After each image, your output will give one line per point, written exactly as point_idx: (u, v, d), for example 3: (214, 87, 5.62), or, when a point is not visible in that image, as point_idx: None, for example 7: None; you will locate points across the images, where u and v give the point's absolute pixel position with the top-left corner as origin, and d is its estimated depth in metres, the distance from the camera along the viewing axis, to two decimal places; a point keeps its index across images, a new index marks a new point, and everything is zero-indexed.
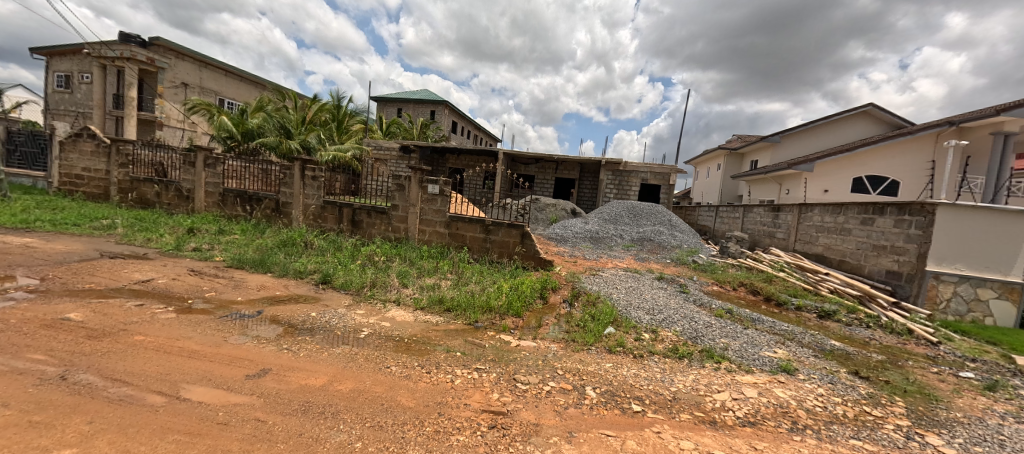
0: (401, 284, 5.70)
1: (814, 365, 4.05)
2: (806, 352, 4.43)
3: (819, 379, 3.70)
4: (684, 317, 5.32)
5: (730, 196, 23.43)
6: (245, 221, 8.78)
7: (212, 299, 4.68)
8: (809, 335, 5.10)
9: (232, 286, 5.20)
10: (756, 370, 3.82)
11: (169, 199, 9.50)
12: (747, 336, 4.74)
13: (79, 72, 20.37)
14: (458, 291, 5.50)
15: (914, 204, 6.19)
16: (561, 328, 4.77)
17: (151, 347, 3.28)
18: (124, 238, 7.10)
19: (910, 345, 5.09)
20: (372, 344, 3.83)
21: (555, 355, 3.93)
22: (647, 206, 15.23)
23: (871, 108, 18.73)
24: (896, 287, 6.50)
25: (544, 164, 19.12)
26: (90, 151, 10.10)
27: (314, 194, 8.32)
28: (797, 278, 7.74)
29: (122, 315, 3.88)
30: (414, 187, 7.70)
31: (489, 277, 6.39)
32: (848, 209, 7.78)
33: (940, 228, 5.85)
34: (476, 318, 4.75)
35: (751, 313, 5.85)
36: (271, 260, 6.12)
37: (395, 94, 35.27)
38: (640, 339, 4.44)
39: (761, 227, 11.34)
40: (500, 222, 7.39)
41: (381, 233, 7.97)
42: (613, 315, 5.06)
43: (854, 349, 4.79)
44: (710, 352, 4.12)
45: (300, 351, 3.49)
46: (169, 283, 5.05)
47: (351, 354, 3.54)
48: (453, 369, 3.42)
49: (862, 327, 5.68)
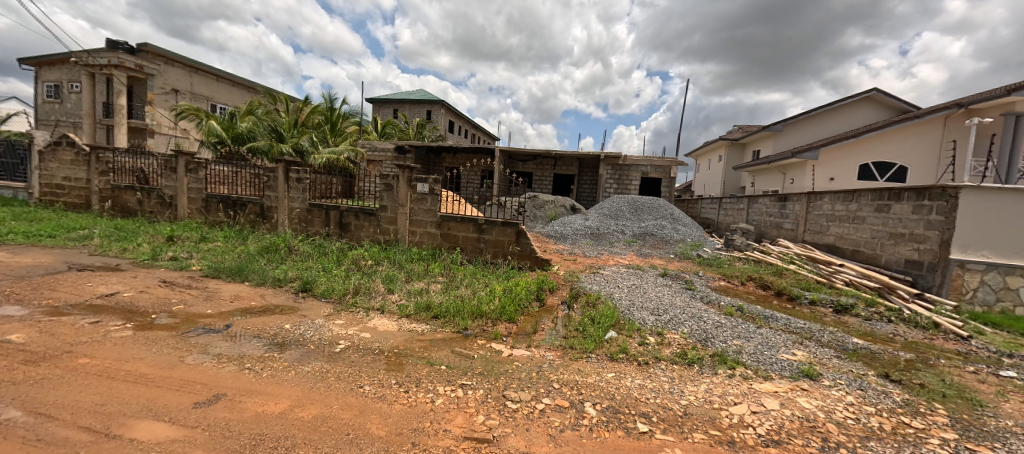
0: (386, 290, 5.32)
1: (839, 368, 3.62)
2: (827, 353, 4.01)
3: (847, 385, 3.29)
4: (691, 316, 4.94)
5: (733, 187, 22.96)
6: (229, 226, 8.44)
7: (178, 313, 4.31)
8: (829, 333, 4.69)
9: (203, 297, 4.83)
10: (775, 376, 3.41)
11: (151, 207, 9.16)
12: (761, 337, 4.33)
13: (68, 82, 20.05)
14: (446, 296, 5.11)
15: (934, 188, 5.78)
16: (559, 333, 4.37)
17: (94, 372, 2.93)
18: (98, 249, 6.76)
19: (938, 341, 4.69)
20: (347, 359, 3.45)
21: (550, 366, 3.54)
22: (649, 200, 14.82)
23: (874, 93, 18.23)
24: (917, 277, 6.07)
25: (541, 161, 18.76)
26: (70, 160, 9.78)
27: (300, 197, 7.96)
28: (809, 270, 7.31)
29: (71, 334, 3.53)
30: (403, 186, 7.31)
31: (481, 279, 6.00)
32: (861, 196, 7.35)
33: (964, 213, 5.42)
34: (465, 325, 4.36)
35: (764, 310, 5.45)
36: (249, 267, 5.75)
37: (390, 95, 34.91)
38: (644, 344, 4.04)
39: (768, 217, 10.90)
40: (494, 220, 7.02)
41: (371, 235, 7.61)
42: (615, 317, 4.66)
43: (879, 347, 4.38)
44: (722, 357, 3.72)
45: (263, 371, 3.11)
46: (135, 297, 4.68)
47: (321, 372, 3.16)
48: (434, 387, 3.05)
49: (883, 321, 5.29)
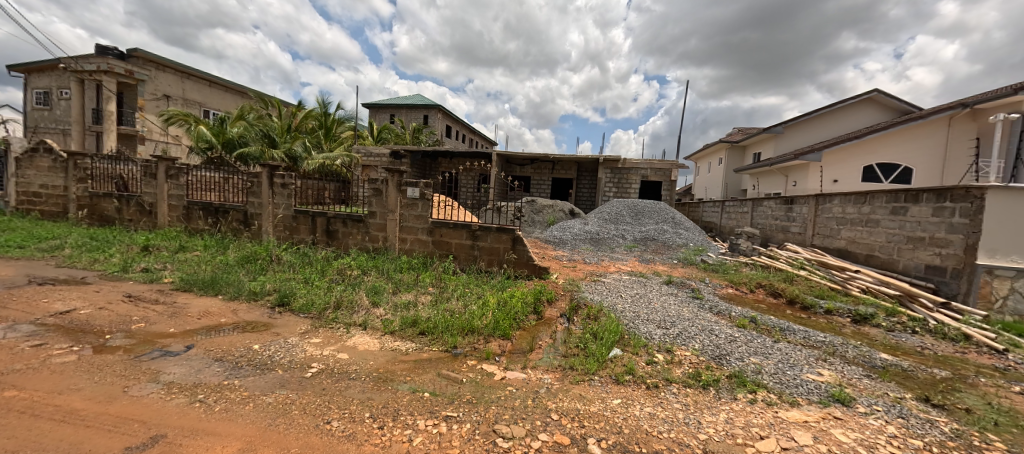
0: (371, 303, 4.90)
1: (872, 391, 3.22)
2: (856, 372, 3.61)
3: (886, 413, 2.89)
4: (701, 330, 4.54)
5: (734, 190, 22.64)
6: (211, 235, 8.04)
7: (136, 333, 3.89)
8: (853, 347, 4.29)
9: (168, 314, 4.41)
10: (803, 402, 3.01)
11: (130, 215, 8.76)
12: (780, 353, 3.93)
13: (57, 88, 19.69)
14: (435, 310, 4.68)
15: (956, 189, 5.43)
16: (558, 351, 3.97)
17: (15, 408, 2.51)
18: (66, 260, 6.34)
19: (971, 354, 4.30)
20: (317, 386, 3.04)
21: (548, 391, 3.14)
22: (649, 204, 14.44)
23: (876, 94, 17.99)
24: (940, 284, 5.69)
25: (540, 165, 18.43)
26: (47, 167, 9.39)
27: (284, 203, 7.56)
28: (821, 276, 6.94)
29: (5, 360, 3.12)
30: (392, 191, 6.93)
31: (474, 290, 5.60)
32: (874, 198, 6.99)
33: (992, 216, 5.07)
34: (454, 342, 3.95)
35: (779, 321, 5.06)
36: (224, 280, 5.33)
37: (387, 101, 34.68)
38: (653, 364, 3.63)
39: (773, 221, 10.54)
40: (488, 226, 6.63)
41: (358, 243, 7.23)
42: (619, 332, 4.25)
43: (911, 363, 3.97)
44: (741, 379, 3.31)
45: (217, 404, 2.70)
46: (92, 314, 4.25)
47: (284, 404, 2.74)
48: (414, 421, 2.63)
49: (907, 333, 4.92)
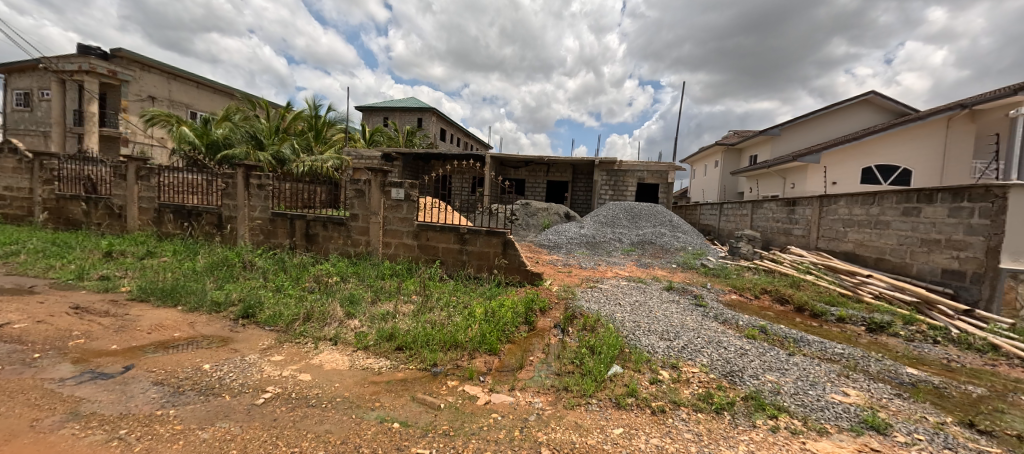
0: (345, 315, 4.45)
1: (908, 415, 2.83)
2: (884, 390, 3.22)
3: (930, 443, 2.49)
4: (709, 342, 4.13)
5: (731, 193, 22.42)
6: (183, 240, 7.54)
7: (72, 351, 3.42)
8: (875, 361, 3.89)
9: (115, 328, 3.93)
10: (832, 430, 2.61)
11: (99, 219, 8.26)
12: (798, 369, 3.53)
13: (38, 89, 19.07)
14: (415, 321, 4.24)
15: (976, 188, 5.10)
16: (551, 368, 3.55)
17: None
18: (18, 268, 5.83)
19: (1003, 367, 3.93)
20: (268, 416, 2.58)
21: (538, 418, 2.72)
22: (646, 206, 14.10)
23: (872, 95, 17.86)
24: (958, 290, 5.36)
25: (534, 167, 18.08)
26: (11, 168, 8.85)
27: (261, 205, 7.09)
28: (830, 282, 6.57)
29: None
30: (375, 192, 6.48)
31: (461, 298, 5.17)
32: (884, 199, 6.67)
33: (1014, 216, 4.74)
34: (434, 359, 3.51)
35: (791, 331, 4.67)
36: (185, 288, 4.85)
37: (381, 103, 34.28)
38: (658, 383, 3.22)
39: (775, 223, 10.22)
40: (477, 229, 6.21)
41: (339, 248, 6.79)
42: (618, 346, 3.82)
43: (942, 379, 3.58)
44: (758, 401, 2.91)
45: (140, 442, 2.25)
46: (28, 328, 3.78)
47: (223, 439, 2.30)
48: None
49: (928, 343, 4.56)
